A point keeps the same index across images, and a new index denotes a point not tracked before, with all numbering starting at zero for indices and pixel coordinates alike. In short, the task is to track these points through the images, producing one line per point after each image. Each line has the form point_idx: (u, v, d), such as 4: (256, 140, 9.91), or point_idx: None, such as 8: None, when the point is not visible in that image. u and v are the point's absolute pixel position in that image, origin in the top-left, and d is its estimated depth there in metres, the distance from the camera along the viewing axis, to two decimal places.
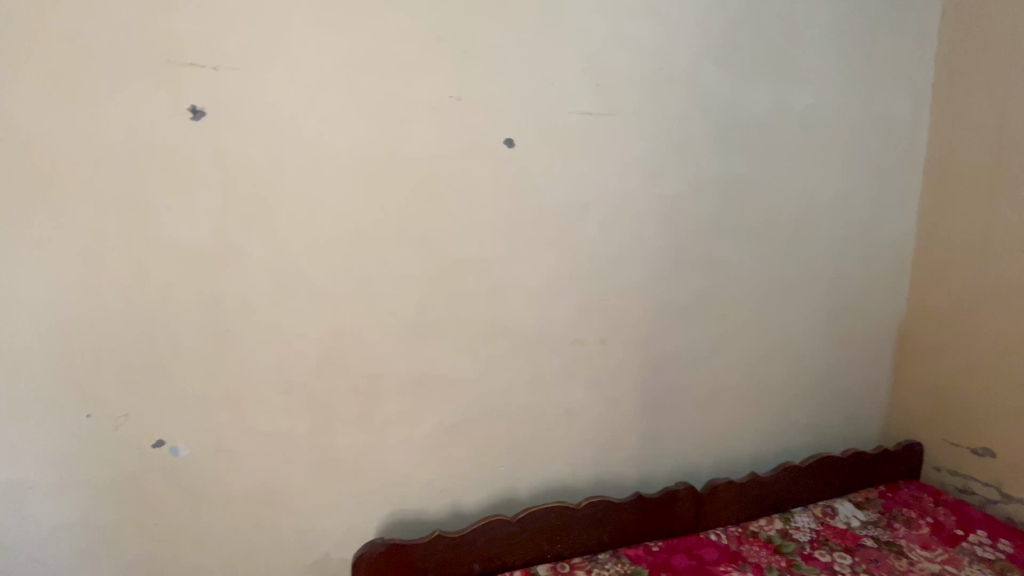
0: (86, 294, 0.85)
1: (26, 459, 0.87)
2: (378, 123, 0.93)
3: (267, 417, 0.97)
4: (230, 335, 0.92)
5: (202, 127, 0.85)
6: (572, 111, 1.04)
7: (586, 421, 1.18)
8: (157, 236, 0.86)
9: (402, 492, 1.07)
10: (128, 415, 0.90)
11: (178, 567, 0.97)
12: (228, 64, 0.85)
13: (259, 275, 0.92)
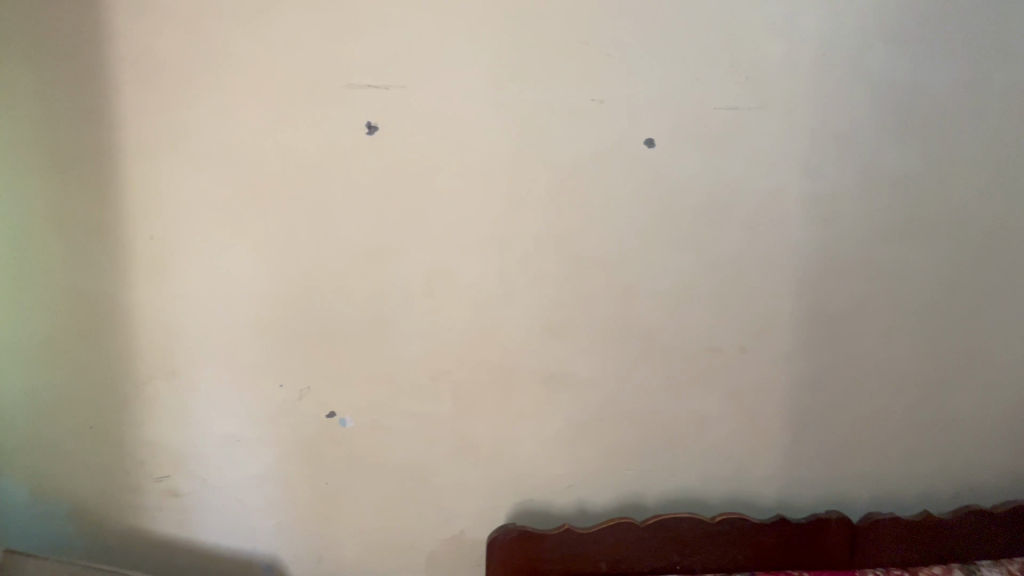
0: (283, 284, 1.02)
1: (238, 416, 1.07)
2: (523, 129, 0.98)
3: (416, 400, 1.07)
4: (389, 324, 1.04)
5: (375, 140, 0.97)
6: (717, 107, 1.00)
7: (722, 432, 1.12)
8: (337, 236, 1.00)
9: (532, 482, 1.11)
10: (309, 387, 1.06)
11: (341, 524, 1.11)
12: (398, 84, 0.96)
13: (415, 271, 1.02)
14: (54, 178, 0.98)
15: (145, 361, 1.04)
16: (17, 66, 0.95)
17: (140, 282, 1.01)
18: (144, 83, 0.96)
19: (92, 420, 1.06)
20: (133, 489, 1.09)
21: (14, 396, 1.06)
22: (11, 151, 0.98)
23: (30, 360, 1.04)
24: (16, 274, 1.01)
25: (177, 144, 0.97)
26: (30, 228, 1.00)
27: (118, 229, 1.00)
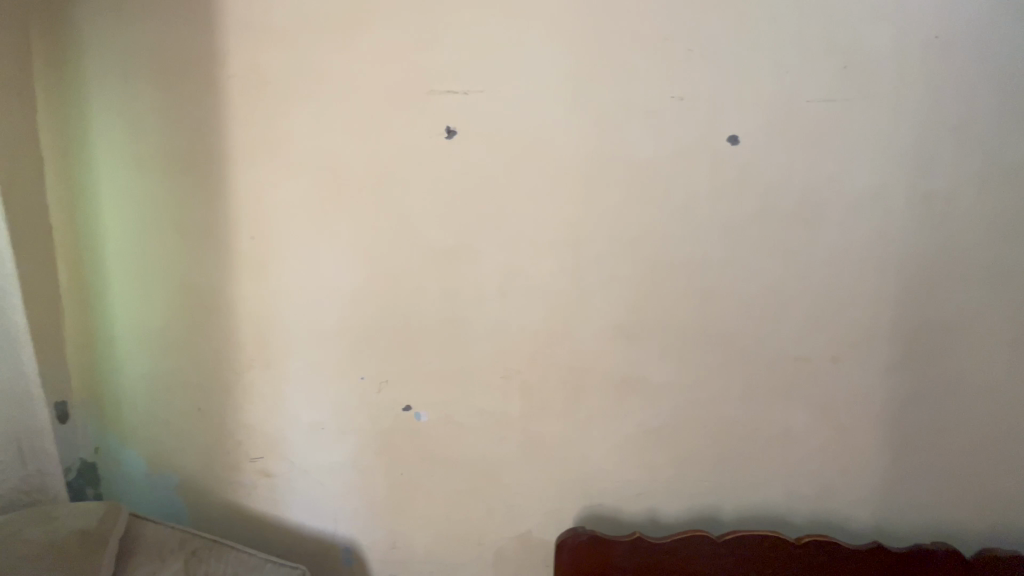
0: (367, 282, 1.08)
1: (323, 406, 1.14)
2: (599, 129, 0.97)
3: (488, 398, 1.09)
4: (464, 322, 1.07)
5: (454, 144, 1.00)
6: (809, 100, 0.94)
7: (809, 447, 1.05)
8: (416, 237, 1.05)
9: (601, 487, 1.10)
10: (387, 381, 1.11)
11: (414, 514, 1.16)
12: (476, 89, 0.99)
13: (489, 271, 1.04)
14: (174, 185, 1.10)
15: (244, 350, 1.14)
16: (148, 86, 1.08)
17: (242, 278, 1.11)
18: (249, 97, 1.05)
19: (199, 402, 1.18)
20: (232, 467, 1.19)
21: (138, 378, 1.20)
22: (141, 161, 1.11)
23: (151, 346, 1.18)
24: (143, 271, 1.15)
25: (277, 151, 1.06)
26: (154, 230, 1.13)
27: (225, 230, 1.10)
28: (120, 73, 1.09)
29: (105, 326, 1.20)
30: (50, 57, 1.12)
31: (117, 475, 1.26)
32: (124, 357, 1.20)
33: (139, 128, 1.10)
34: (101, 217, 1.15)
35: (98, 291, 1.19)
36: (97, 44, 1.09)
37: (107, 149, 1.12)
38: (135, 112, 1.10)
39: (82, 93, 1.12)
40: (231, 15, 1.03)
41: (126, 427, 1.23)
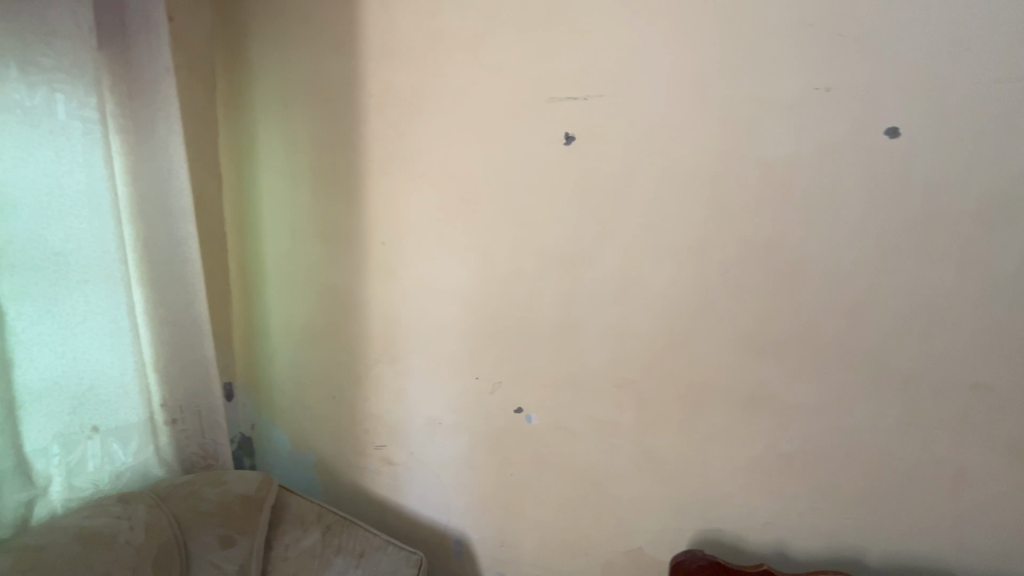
0: (484, 286, 1.12)
1: (440, 402, 1.20)
2: (728, 128, 0.90)
3: (600, 406, 1.07)
4: (577, 328, 1.06)
5: (572, 150, 1.01)
6: (1002, 80, 0.76)
7: (989, 496, 0.86)
8: (533, 243, 1.06)
9: (721, 510, 1.02)
10: (500, 382, 1.14)
11: (523, 515, 1.17)
12: (596, 93, 0.98)
13: (606, 277, 1.02)
14: (320, 196, 1.24)
15: (373, 346, 1.24)
16: (302, 109, 1.23)
17: (374, 280, 1.22)
18: (384, 114, 1.15)
19: (335, 391, 1.31)
20: (359, 452, 1.30)
21: (286, 366, 1.36)
22: (295, 175, 1.27)
23: (297, 339, 1.33)
24: (294, 271, 1.31)
25: (406, 163, 1.14)
26: (303, 236, 1.28)
27: (361, 236, 1.21)
28: (281, 99, 1.26)
29: (262, 319, 1.38)
30: (228, 89, 1.32)
31: (267, 450, 1.44)
32: (275, 347, 1.37)
33: (294, 146, 1.26)
34: (262, 225, 1.33)
35: (257, 289, 1.37)
36: (264, 75, 1.27)
37: (268, 166, 1.30)
38: (292, 133, 1.25)
39: (251, 118, 1.30)
40: (371, 41, 1.13)
41: (275, 409, 1.40)
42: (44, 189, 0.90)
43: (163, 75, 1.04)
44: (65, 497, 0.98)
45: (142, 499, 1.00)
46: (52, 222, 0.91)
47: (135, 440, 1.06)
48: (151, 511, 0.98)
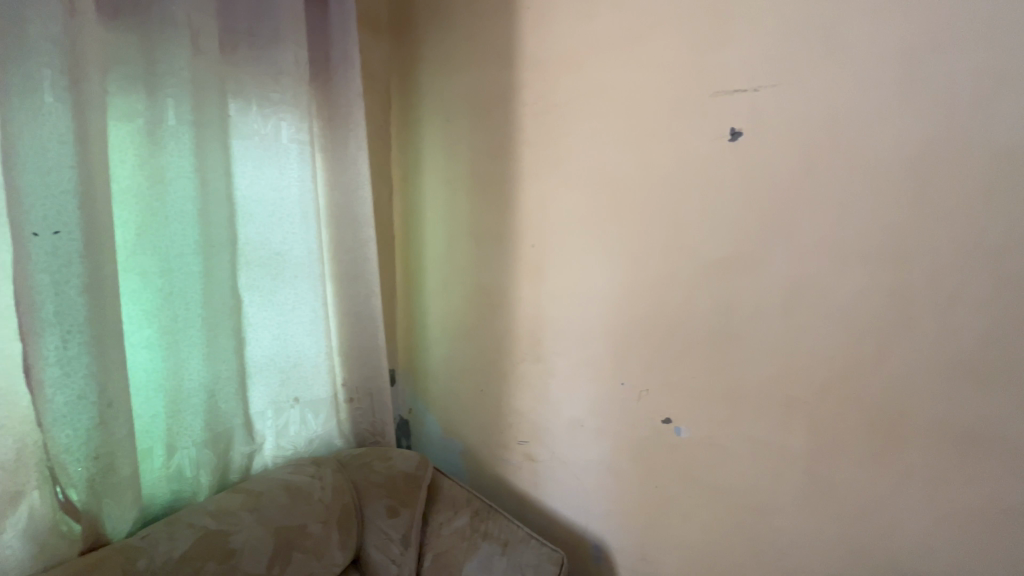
0: (633, 290, 1.09)
1: (583, 405, 1.21)
2: (944, 109, 0.74)
3: (761, 426, 0.97)
4: (738, 339, 0.98)
5: (737, 146, 0.93)
6: None
7: None
8: (689, 246, 1.01)
9: (918, 566, 0.84)
10: (648, 390, 1.10)
11: (667, 531, 1.11)
12: (769, 83, 0.89)
13: (774, 284, 0.92)
14: (476, 201, 1.33)
15: (520, 344, 1.30)
16: (462, 121, 1.33)
17: (522, 280, 1.27)
18: (538, 121, 1.19)
19: (482, 385, 1.39)
20: (503, 446, 1.36)
21: (439, 357, 1.48)
22: (453, 182, 1.37)
23: (451, 333, 1.44)
24: (449, 271, 1.41)
25: (558, 167, 1.17)
26: (459, 238, 1.38)
27: (512, 238, 1.27)
28: (444, 113, 1.37)
29: (421, 314, 1.52)
30: (400, 107, 1.48)
31: (421, 433, 1.57)
32: (431, 340, 1.50)
33: (453, 156, 1.36)
34: (424, 228, 1.47)
35: (417, 287, 1.51)
36: (430, 93, 1.40)
37: (431, 174, 1.42)
38: (452, 143, 1.36)
39: (417, 132, 1.44)
40: (528, 52, 1.18)
41: (430, 396, 1.53)
42: (271, 201, 1.10)
43: (354, 100, 1.21)
44: (274, 453, 1.19)
45: (329, 464, 1.16)
46: (275, 227, 1.11)
47: (324, 412, 1.25)
48: (336, 475, 1.14)
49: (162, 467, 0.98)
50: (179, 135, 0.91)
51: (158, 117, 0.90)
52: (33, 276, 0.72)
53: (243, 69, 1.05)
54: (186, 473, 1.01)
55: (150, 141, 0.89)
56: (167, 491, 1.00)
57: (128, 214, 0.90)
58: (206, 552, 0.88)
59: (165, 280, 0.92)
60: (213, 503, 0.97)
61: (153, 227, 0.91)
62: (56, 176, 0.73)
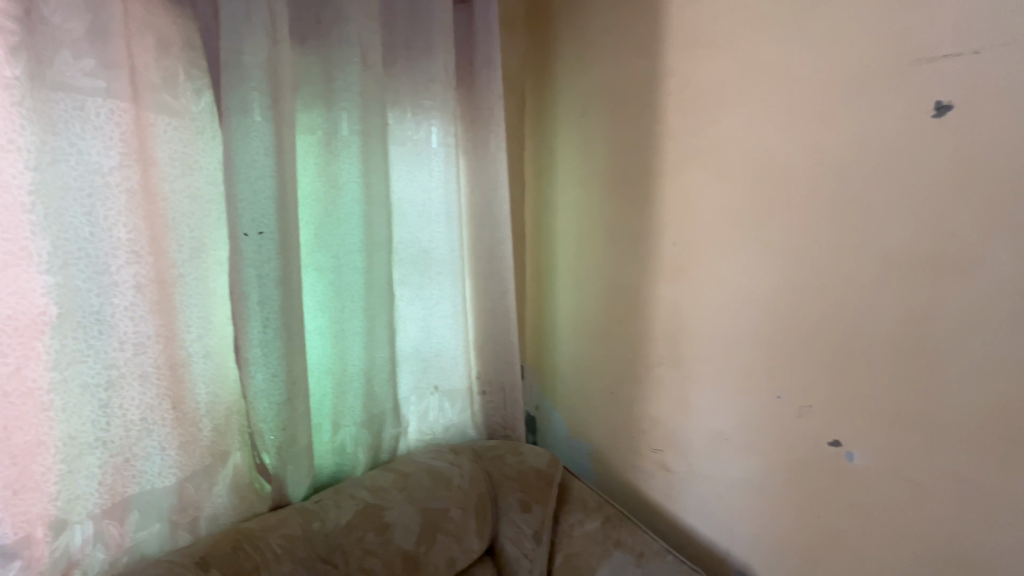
0: (795, 292, 0.97)
1: (729, 417, 1.10)
2: None
3: (969, 462, 0.80)
4: (939, 355, 0.81)
5: (945, 123, 0.77)
6: None
7: None
8: (871, 242, 0.86)
9: None
10: (812, 407, 0.97)
11: (833, 569, 0.97)
12: (995, 42, 0.72)
13: (996, 290, 0.75)
14: (612, 197, 1.28)
15: (656, 347, 1.23)
16: (600, 115, 1.30)
17: (661, 279, 1.20)
18: (684, 109, 1.11)
19: (613, 386, 1.34)
20: (634, 452, 1.31)
21: (568, 356, 1.47)
22: (588, 178, 1.34)
23: (581, 332, 1.42)
24: (581, 269, 1.39)
25: (706, 157, 1.08)
26: (592, 236, 1.35)
27: (651, 235, 1.21)
28: (579, 109, 1.35)
29: (550, 312, 1.51)
30: (535, 106, 1.49)
31: (547, 431, 1.57)
32: (560, 338, 1.49)
33: (589, 151, 1.33)
34: (555, 226, 1.46)
35: (547, 284, 1.51)
36: (566, 89, 1.39)
37: (564, 171, 1.41)
38: (588, 139, 1.33)
39: (551, 129, 1.44)
40: (676, 37, 1.11)
41: (557, 395, 1.52)
42: (420, 201, 1.18)
43: (495, 101, 1.24)
44: (417, 437, 1.27)
45: (465, 453, 1.21)
46: (423, 226, 1.19)
47: (460, 402, 1.31)
48: (472, 465, 1.18)
49: (329, 441, 1.10)
50: (350, 144, 1.01)
51: (335, 128, 1.00)
52: (243, 269, 0.85)
53: (399, 79, 1.13)
54: (348, 448, 1.12)
55: (328, 150, 1.00)
56: (332, 463, 1.12)
57: (309, 215, 1.02)
58: (366, 524, 0.97)
59: (336, 274, 1.04)
60: (369, 479, 1.06)
61: (328, 227, 1.02)
62: (261, 183, 0.85)
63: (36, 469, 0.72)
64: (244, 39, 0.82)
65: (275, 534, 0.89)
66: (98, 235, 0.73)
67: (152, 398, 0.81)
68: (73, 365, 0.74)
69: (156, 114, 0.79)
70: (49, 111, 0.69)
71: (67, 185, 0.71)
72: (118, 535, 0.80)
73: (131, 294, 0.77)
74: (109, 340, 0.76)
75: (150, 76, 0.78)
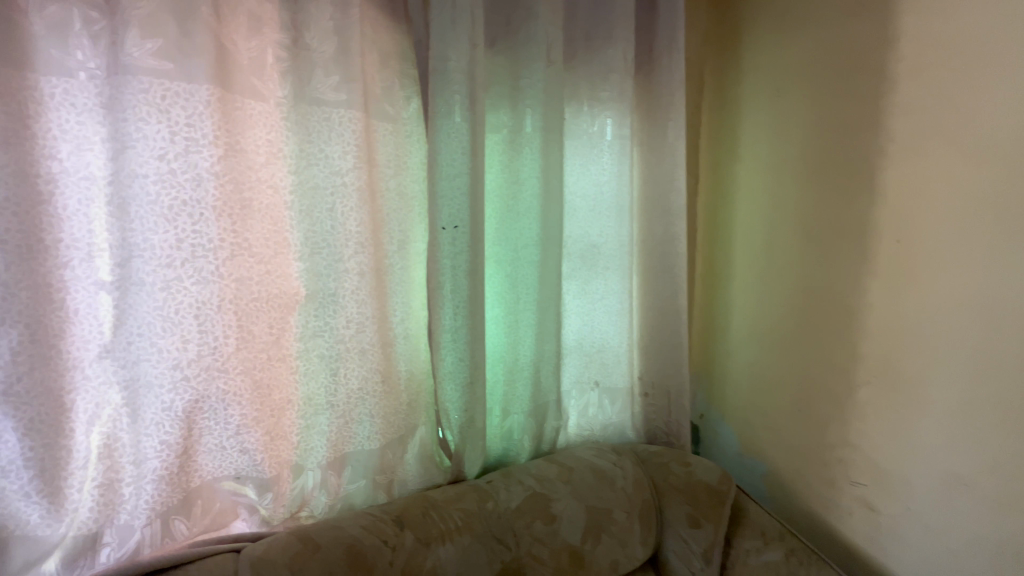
0: None
1: (971, 458, 0.89)
2: None
3: None
4: None
5: None
6: None
7: None
8: None
9: None
10: None
11: None
12: None
13: None
14: (812, 188, 1.12)
15: (865, 364, 1.04)
16: (800, 93, 1.14)
17: (874, 284, 1.01)
18: (922, 78, 0.91)
19: (801, 404, 1.18)
20: (826, 482, 1.13)
21: (744, 364, 1.33)
22: (781, 167, 1.19)
23: (761, 339, 1.27)
24: (765, 268, 1.25)
25: (952, 136, 0.87)
26: (783, 231, 1.19)
27: (865, 231, 1.02)
28: (773, 88, 1.20)
29: (724, 314, 1.38)
30: (715, 90, 1.37)
31: (712, 443, 1.45)
32: (735, 344, 1.36)
33: (783, 136, 1.18)
34: (734, 220, 1.33)
35: (721, 284, 1.38)
36: (755, 67, 1.24)
37: (748, 160, 1.27)
38: (783, 122, 1.18)
39: (734, 114, 1.31)
40: None
41: (727, 405, 1.39)
42: (593, 195, 1.16)
43: (676, 87, 1.16)
44: (577, 431, 1.27)
45: (629, 455, 1.17)
46: (595, 221, 1.17)
47: (620, 402, 1.27)
48: (636, 468, 1.13)
49: (499, 426, 1.15)
50: (532, 140, 1.04)
51: (520, 125, 1.03)
52: (441, 260, 0.93)
53: (579, 73, 1.12)
54: (515, 434, 1.16)
55: (512, 147, 1.04)
56: (500, 447, 1.17)
57: (492, 209, 1.07)
58: (534, 511, 1.00)
59: (514, 267, 1.07)
60: (535, 467, 1.08)
61: (508, 221, 1.06)
62: (458, 181, 0.91)
63: (286, 422, 0.88)
64: (449, 46, 0.88)
65: (455, 507, 0.95)
66: (336, 228, 0.85)
67: (367, 371, 0.92)
68: (313, 338, 0.87)
69: (379, 122, 0.89)
70: (307, 123, 0.81)
71: (316, 186, 0.83)
72: (336, 485, 0.93)
73: (357, 280, 0.88)
74: (339, 318, 0.88)
75: (376, 88, 0.88)
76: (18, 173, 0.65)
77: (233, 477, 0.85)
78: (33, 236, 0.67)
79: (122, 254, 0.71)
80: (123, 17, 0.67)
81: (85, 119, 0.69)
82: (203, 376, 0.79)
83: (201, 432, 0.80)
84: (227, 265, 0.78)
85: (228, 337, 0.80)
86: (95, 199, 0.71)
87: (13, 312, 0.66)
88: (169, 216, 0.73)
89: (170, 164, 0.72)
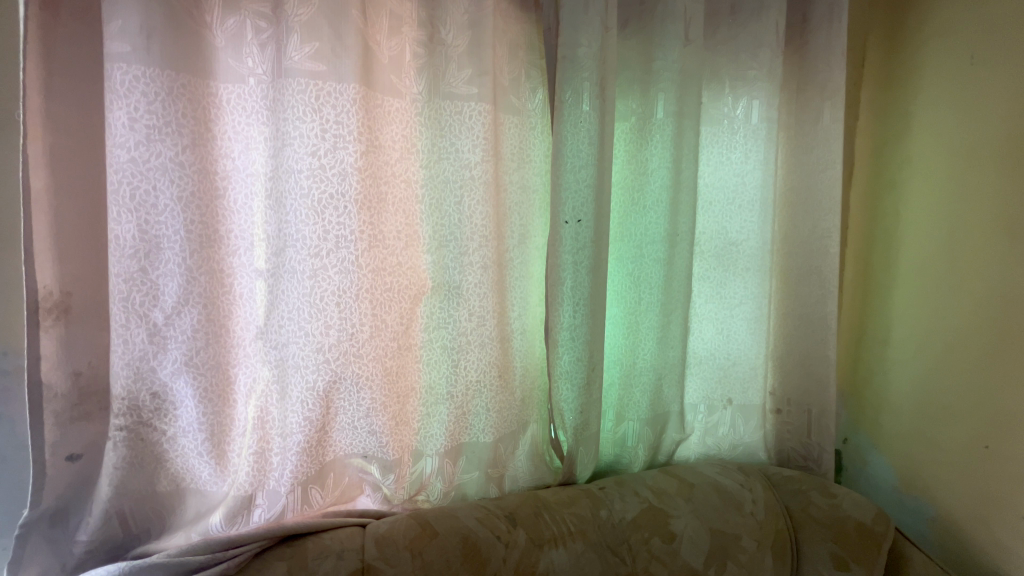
0: None
1: None
2: None
3: None
4: None
5: None
6: None
7: None
8: None
9: None
10: None
11: None
12: None
13: None
14: (1016, 175, 0.91)
15: None
16: (1005, 58, 0.92)
17: None
18: None
19: (988, 439, 0.97)
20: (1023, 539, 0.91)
21: (907, 385, 1.13)
22: (973, 150, 0.98)
23: (932, 358, 1.07)
24: (943, 273, 1.04)
25: None
26: (972, 228, 0.98)
27: None
28: (965, 54, 0.99)
29: (881, 326, 1.19)
30: (882, 63, 1.17)
31: (860, 474, 1.25)
32: (895, 362, 1.15)
33: (979, 113, 0.97)
34: (901, 215, 1.13)
35: (879, 290, 1.19)
36: (940, 31, 1.04)
37: (925, 143, 1.07)
38: (979, 94, 0.97)
39: (906, 89, 1.11)
40: None
41: (882, 433, 1.19)
42: (733, 188, 1.06)
43: (837, 60, 1.01)
44: (698, 446, 1.17)
45: (759, 477, 1.05)
46: (733, 215, 1.07)
47: (754, 421, 1.15)
48: (767, 493, 1.01)
49: (612, 431, 1.10)
50: (664, 127, 0.96)
51: (650, 112, 0.96)
52: (562, 256, 0.89)
53: (719, 51, 1.02)
54: (628, 442, 1.09)
55: (640, 137, 0.97)
56: (612, 453, 1.11)
57: (615, 203, 1.02)
58: (652, 527, 0.93)
59: (637, 264, 1.01)
60: (652, 479, 1.02)
61: (632, 216, 1.00)
62: (583, 173, 0.87)
63: (408, 408, 0.92)
64: (581, 32, 0.84)
65: (567, 511, 0.92)
66: (462, 221, 0.86)
67: (485, 365, 0.93)
68: (437, 329, 0.90)
69: (506, 114, 0.88)
70: (439, 118, 0.83)
71: (445, 180, 0.85)
72: (450, 473, 0.95)
73: (479, 273, 0.88)
74: (461, 311, 0.89)
75: (504, 81, 0.87)
76: (201, 170, 0.74)
77: (361, 456, 0.89)
78: (210, 227, 0.76)
79: (278, 244, 0.77)
80: (287, 25, 0.73)
81: (252, 121, 0.77)
82: (341, 359, 0.84)
83: (337, 412, 0.86)
84: (365, 256, 0.82)
85: (363, 324, 0.84)
86: (256, 193, 0.79)
87: (194, 293, 0.76)
88: (318, 208, 0.78)
89: (321, 160, 0.77)
